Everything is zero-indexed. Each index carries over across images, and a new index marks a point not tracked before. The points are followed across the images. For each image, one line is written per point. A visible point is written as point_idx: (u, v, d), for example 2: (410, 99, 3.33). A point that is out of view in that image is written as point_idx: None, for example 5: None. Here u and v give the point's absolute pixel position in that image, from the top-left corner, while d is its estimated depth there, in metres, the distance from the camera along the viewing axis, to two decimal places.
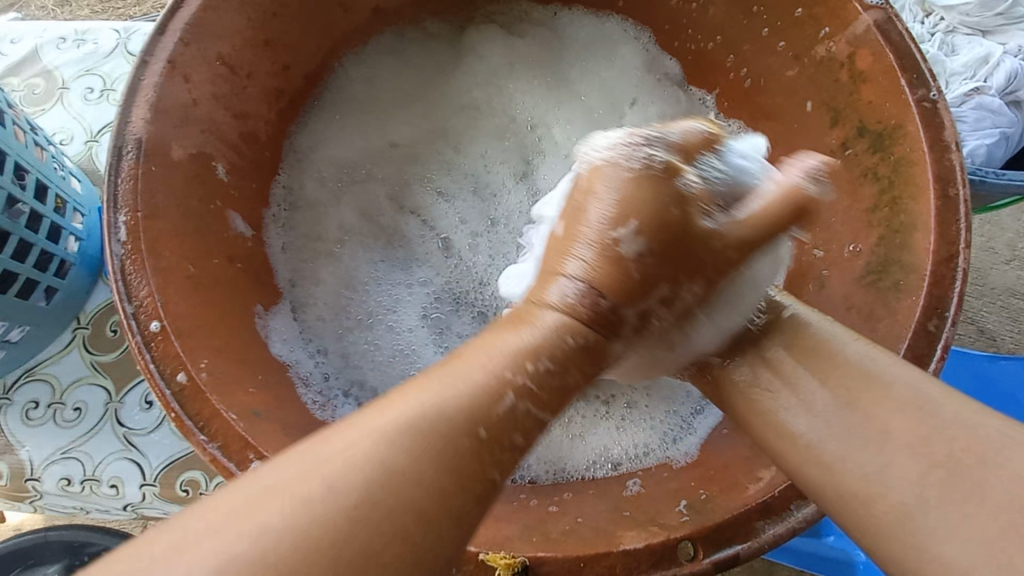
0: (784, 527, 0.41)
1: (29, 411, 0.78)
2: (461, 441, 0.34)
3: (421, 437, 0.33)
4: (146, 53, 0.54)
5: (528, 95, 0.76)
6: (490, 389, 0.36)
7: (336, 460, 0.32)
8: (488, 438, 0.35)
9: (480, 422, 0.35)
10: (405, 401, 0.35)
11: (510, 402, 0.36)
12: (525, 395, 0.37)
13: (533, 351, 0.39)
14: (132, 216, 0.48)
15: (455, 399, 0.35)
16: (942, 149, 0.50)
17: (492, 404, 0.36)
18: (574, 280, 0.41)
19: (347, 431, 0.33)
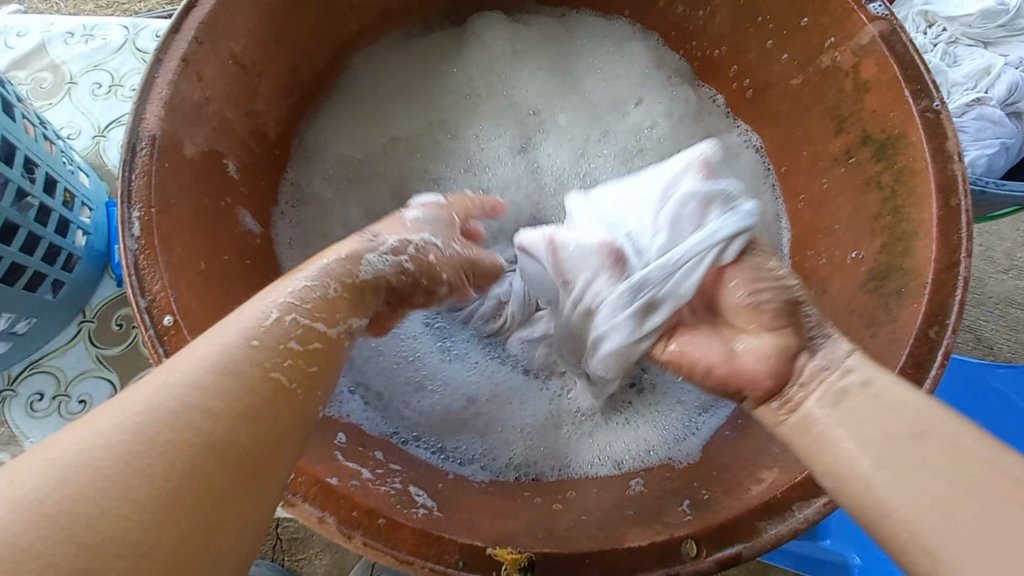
0: (789, 527, 0.42)
1: (34, 403, 0.78)
2: (256, 381, 0.36)
3: (217, 380, 0.35)
4: (160, 51, 0.54)
5: (529, 83, 0.76)
6: (246, 342, 0.37)
7: (149, 403, 0.33)
8: (286, 382, 0.37)
9: (278, 360, 0.37)
10: (203, 351, 0.36)
11: (291, 328, 0.39)
12: (308, 339, 0.40)
13: (319, 296, 0.42)
14: (146, 211, 0.49)
15: (225, 360, 0.36)
16: (945, 159, 0.51)
17: (261, 326, 0.38)
18: (382, 254, 0.47)
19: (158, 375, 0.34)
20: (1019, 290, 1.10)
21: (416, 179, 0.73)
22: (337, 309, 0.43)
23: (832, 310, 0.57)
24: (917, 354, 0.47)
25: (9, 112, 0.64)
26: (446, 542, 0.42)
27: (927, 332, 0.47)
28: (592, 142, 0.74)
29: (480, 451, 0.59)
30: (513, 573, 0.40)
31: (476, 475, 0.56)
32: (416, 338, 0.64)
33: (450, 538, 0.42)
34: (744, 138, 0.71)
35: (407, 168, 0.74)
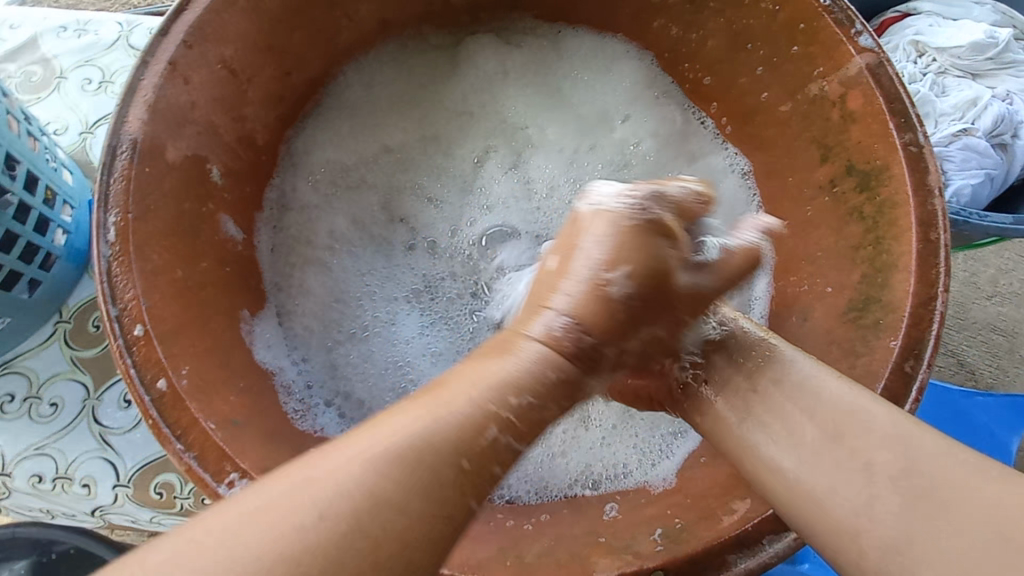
0: (755, 562, 0.42)
1: (4, 405, 0.77)
2: (448, 476, 0.36)
3: (405, 472, 0.35)
4: (147, 55, 0.54)
5: (521, 102, 0.77)
6: (479, 429, 0.37)
7: (343, 477, 0.34)
8: (473, 502, 0.36)
9: (473, 448, 0.37)
10: (401, 422, 0.37)
11: (485, 436, 0.37)
12: (508, 428, 0.38)
13: (525, 409, 0.40)
14: (122, 217, 0.48)
15: (427, 435, 0.36)
16: (926, 194, 0.51)
17: (488, 409, 0.38)
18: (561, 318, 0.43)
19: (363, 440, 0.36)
20: (1001, 317, 1.11)
21: (405, 186, 0.74)
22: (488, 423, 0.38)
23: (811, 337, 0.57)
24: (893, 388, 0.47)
25: None
26: None
27: (903, 366, 0.47)
28: (582, 152, 0.75)
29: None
30: None
31: None
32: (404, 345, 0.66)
33: None
34: (732, 160, 0.71)
35: (397, 180, 0.74)
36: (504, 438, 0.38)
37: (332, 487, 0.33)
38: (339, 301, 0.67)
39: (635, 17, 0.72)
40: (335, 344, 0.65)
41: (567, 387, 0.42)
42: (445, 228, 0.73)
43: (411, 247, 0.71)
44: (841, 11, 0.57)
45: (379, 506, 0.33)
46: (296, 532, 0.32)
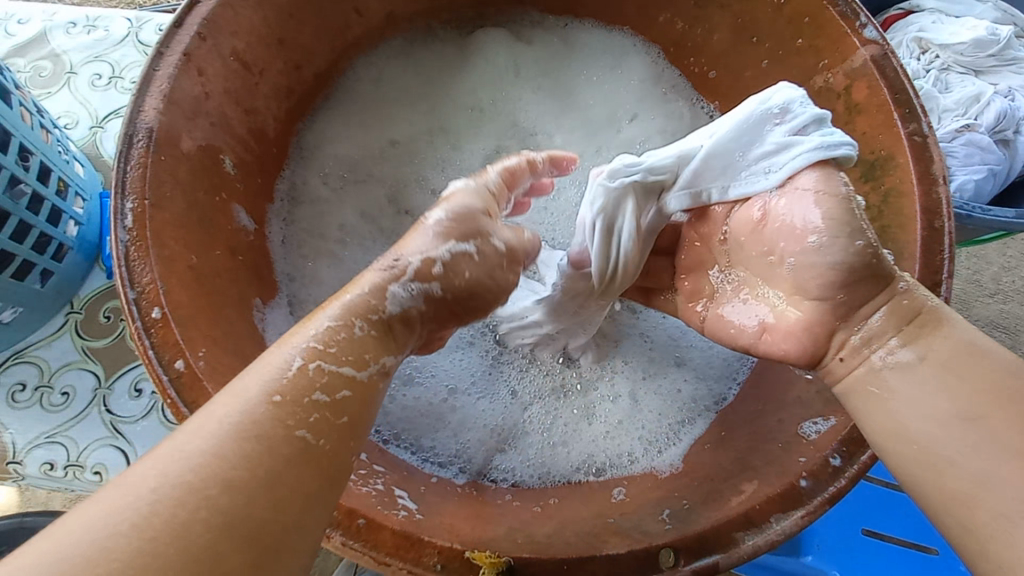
0: (764, 539, 0.42)
1: (16, 393, 0.77)
2: (284, 445, 0.36)
3: (236, 429, 0.35)
4: (162, 45, 0.54)
5: (529, 97, 0.78)
6: (290, 373, 0.38)
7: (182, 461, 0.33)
8: (313, 438, 0.37)
9: (302, 416, 0.37)
10: (223, 410, 0.36)
11: (317, 376, 0.39)
12: (336, 388, 0.39)
13: (352, 342, 0.42)
14: (139, 203, 0.49)
15: (246, 423, 0.36)
16: (931, 182, 0.52)
17: (283, 379, 0.38)
18: (409, 285, 0.46)
19: (197, 430, 0.35)
20: (1004, 314, 1.12)
21: (414, 179, 0.74)
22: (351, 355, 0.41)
23: None
24: None
25: (6, 100, 0.64)
26: (423, 544, 0.42)
27: None
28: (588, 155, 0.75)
29: (454, 450, 0.59)
30: None
31: (456, 478, 0.57)
32: None
33: (428, 540, 0.42)
34: None
35: (402, 173, 0.74)
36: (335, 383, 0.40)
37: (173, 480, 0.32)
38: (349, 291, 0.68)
39: (642, 11, 0.73)
40: None
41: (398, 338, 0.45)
42: None
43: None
44: (845, 4, 0.58)
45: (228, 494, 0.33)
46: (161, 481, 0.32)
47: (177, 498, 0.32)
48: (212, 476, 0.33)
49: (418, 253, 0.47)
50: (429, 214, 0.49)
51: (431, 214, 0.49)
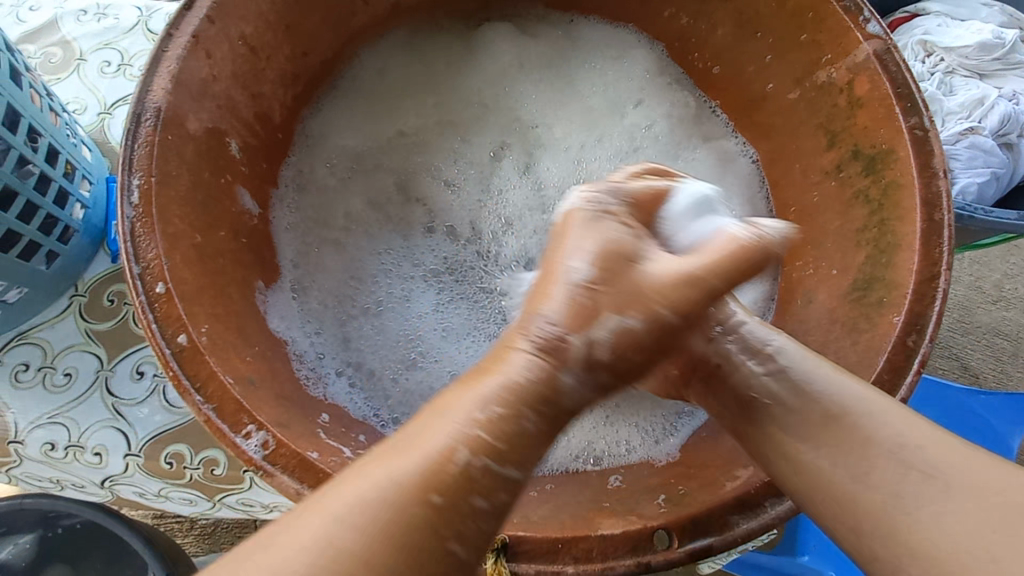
0: (757, 523, 0.43)
1: (19, 373, 0.78)
2: (418, 517, 0.36)
3: (394, 508, 0.36)
4: (171, 27, 0.55)
5: (534, 90, 0.78)
6: (451, 457, 0.38)
7: (334, 513, 0.35)
8: (461, 551, 0.36)
9: (440, 482, 0.37)
10: (378, 473, 0.37)
11: (467, 463, 0.38)
12: (481, 464, 0.38)
13: (496, 422, 0.39)
14: (146, 180, 0.49)
15: (396, 487, 0.36)
16: (930, 175, 0.52)
17: (447, 462, 0.37)
18: (535, 342, 0.43)
19: (352, 486, 0.36)
20: (1006, 320, 1.12)
21: (419, 168, 0.75)
22: (512, 438, 0.39)
23: (816, 318, 0.58)
24: (893, 361, 0.48)
25: (16, 80, 0.65)
26: None
27: (905, 340, 0.48)
28: (589, 148, 0.76)
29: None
30: (483, 553, 0.41)
31: None
32: (415, 320, 0.68)
33: None
34: (741, 148, 0.72)
35: (412, 160, 0.75)
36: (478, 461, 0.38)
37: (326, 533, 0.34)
38: (354, 277, 0.69)
39: (647, 6, 0.74)
40: (347, 318, 0.66)
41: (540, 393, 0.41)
42: (461, 210, 0.74)
43: (430, 230, 0.73)
44: None
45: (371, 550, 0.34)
46: (306, 543, 0.34)
47: (331, 547, 0.34)
48: (356, 534, 0.34)
49: (558, 321, 0.43)
50: (569, 267, 0.45)
51: (568, 264, 0.45)
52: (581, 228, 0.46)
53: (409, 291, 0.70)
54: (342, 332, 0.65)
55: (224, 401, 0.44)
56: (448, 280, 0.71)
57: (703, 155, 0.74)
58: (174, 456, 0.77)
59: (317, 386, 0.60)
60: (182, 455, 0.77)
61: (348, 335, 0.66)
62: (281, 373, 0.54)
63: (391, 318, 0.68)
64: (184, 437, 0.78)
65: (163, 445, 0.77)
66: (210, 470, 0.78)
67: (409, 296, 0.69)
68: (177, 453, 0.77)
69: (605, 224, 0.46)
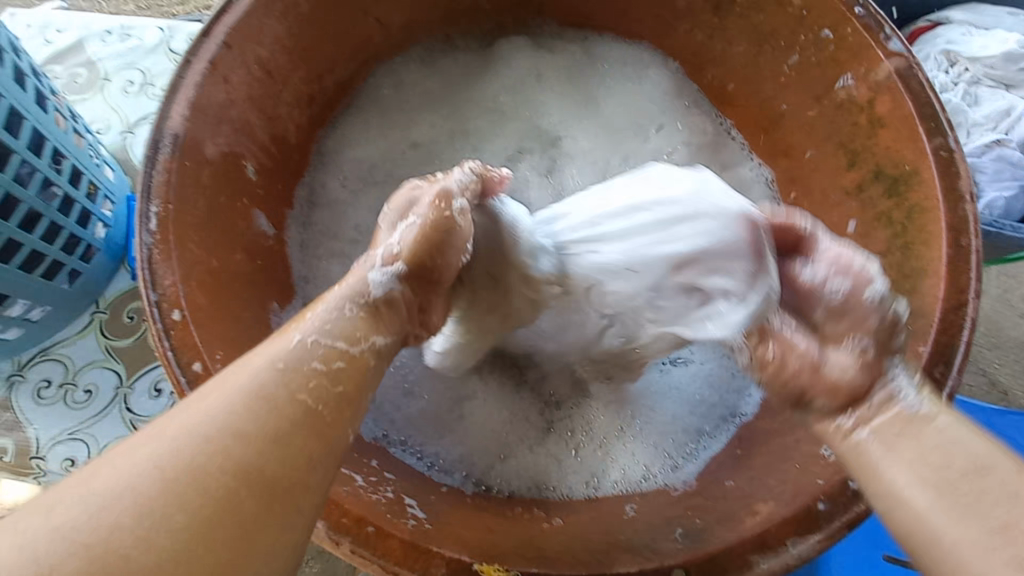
0: (778, 563, 0.41)
1: (42, 390, 0.80)
2: (303, 402, 0.36)
3: (248, 389, 0.35)
4: (190, 54, 0.56)
5: (548, 108, 0.78)
6: (291, 391, 0.36)
7: (188, 426, 0.32)
8: (316, 404, 0.36)
9: (303, 381, 0.37)
10: (241, 373, 0.36)
11: (309, 351, 0.39)
12: (332, 357, 0.39)
13: (341, 324, 0.41)
14: (163, 207, 0.50)
15: (258, 385, 0.35)
16: (957, 199, 0.51)
17: (287, 350, 0.38)
18: (382, 269, 0.46)
19: (209, 390, 0.35)
20: None
21: None
22: (358, 334, 0.42)
23: None
24: None
25: (42, 105, 0.66)
26: (432, 554, 0.42)
27: (932, 371, 0.46)
28: (609, 170, 0.75)
29: (456, 454, 0.59)
30: None
31: (466, 488, 0.57)
32: None
33: (438, 551, 0.42)
34: (757, 171, 0.71)
35: (425, 172, 0.75)
36: (312, 339, 0.39)
37: (192, 435, 0.32)
38: None
39: (662, 22, 0.73)
40: None
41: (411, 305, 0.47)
42: None
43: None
44: (869, 15, 0.57)
45: (247, 450, 0.32)
46: (187, 431, 0.32)
47: (180, 458, 0.31)
48: (224, 431, 0.32)
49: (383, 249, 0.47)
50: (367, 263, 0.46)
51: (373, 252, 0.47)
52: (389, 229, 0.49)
53: None
54: None
55: None
56: None
57: None
58: None
59: None
60: None
61: None
62: None
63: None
64: None
65: None
66: None
67: None
68: None
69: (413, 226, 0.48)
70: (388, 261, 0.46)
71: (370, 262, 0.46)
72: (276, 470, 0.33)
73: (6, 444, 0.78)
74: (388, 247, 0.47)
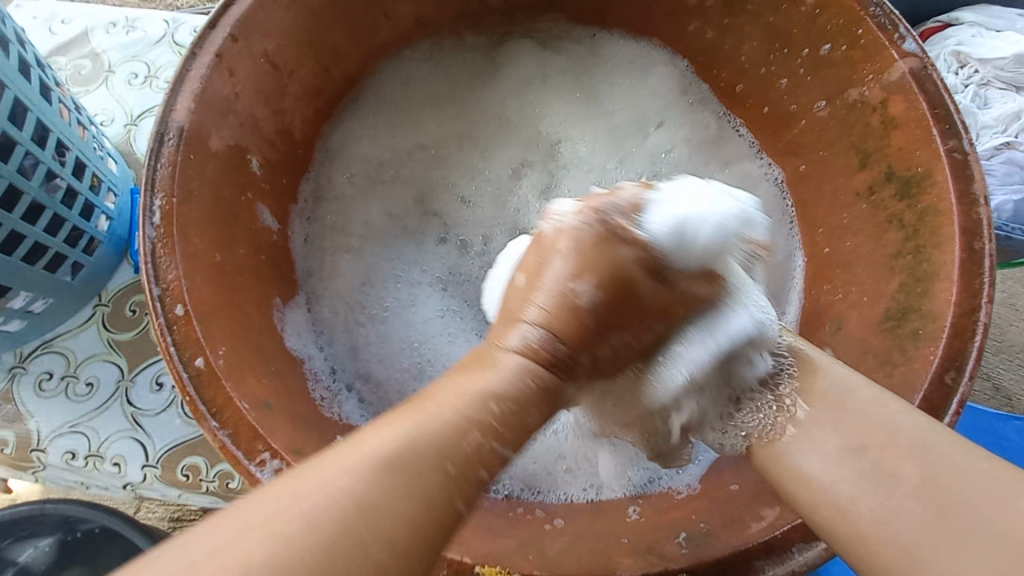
0: (784, 569, 0.41)
1: (43, 382, 0.79)
2: (441, 500, 0.33)
3: (410, 487, 0.32)
4: (196, 46, 0.55)
5: (558, 107, 0.77)
6: (462, 434, 0.35)
7: (319, 495, 0.30)
8: (465, 512, 0.34)
9: (463, 487, 0.34)
10: (379, 447, 0.33)
11: (474, 467, 0.35)
12: (492, 466, 0.36)
13: (501, 405, 0.38)
14: (168, 201, 0.50)
15: (418, 483, 0.32)
16: (971, 202, 0.50)
17: (458, 447, 0.35)
18: (535, 355, 0.41)
19: (362, 454, 0.32)
20: None
21: (437, 182, 0.75)
22: (501, 431, 0.37)
23: (846, 348, 0.56)
24: (930, 400, 0.46)
25: (45, 96, 0.66)
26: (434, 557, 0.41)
27: (943, 377, 0.46)
28: (615, 167, 0.74)
29: None
30: None
31: (466, 489, 0.56)
32: (418, 329, 0.68)
33: (440, 553, 0.42)
34: (766, 170, 0.70)
35: (432, 176, 0.75)
36: (487, 442, 0.36)
37: (334, 520, 0.29)
38: (368, 285, 0.69)
39: (672, 20, 0.72)
40: (357, 326, 0.66)
41: (545, 396, 0.41)
42: (476, 222, 0.74)
43: (442, 239, 0.72)
44: (884, 15, 0.56)
45: (399, 561, 0.30)
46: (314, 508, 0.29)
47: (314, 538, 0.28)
48: (376, 525, 0.30)
49: (543, 320, 0.42)
50: (518, 338, 0.42)
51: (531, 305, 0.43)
52: (557, 235, 0.45)
53: (415, 300, 0.69)
54: (350, 341, 0.65)
55: (240, 427, 0.44)
56: (447, 284, 0.71)
57: (723, 183, 0.72)
58: (190, 468, 0.77)
59: (332, 406, 0.60)
60: (197, 467, 0.77)
61: (356, 345, 0.65)
62: (297, 393, 0.54)
63: (396, 323, 0.67)
64: (200, 449, 0.78)
65: (180, 456, 0.78)
66: (225, 483, 0.78)
67: (416, 305, 0.69)
68: (192, 465, 0.77)
69: (573, 227, 0.44)
70: (541, 341, 0.42)
71: (520, 341, 0.42)
72: (416, 548, 0.31)
73: (7, 436, 0.78)
74: (530, 323, 0.42)
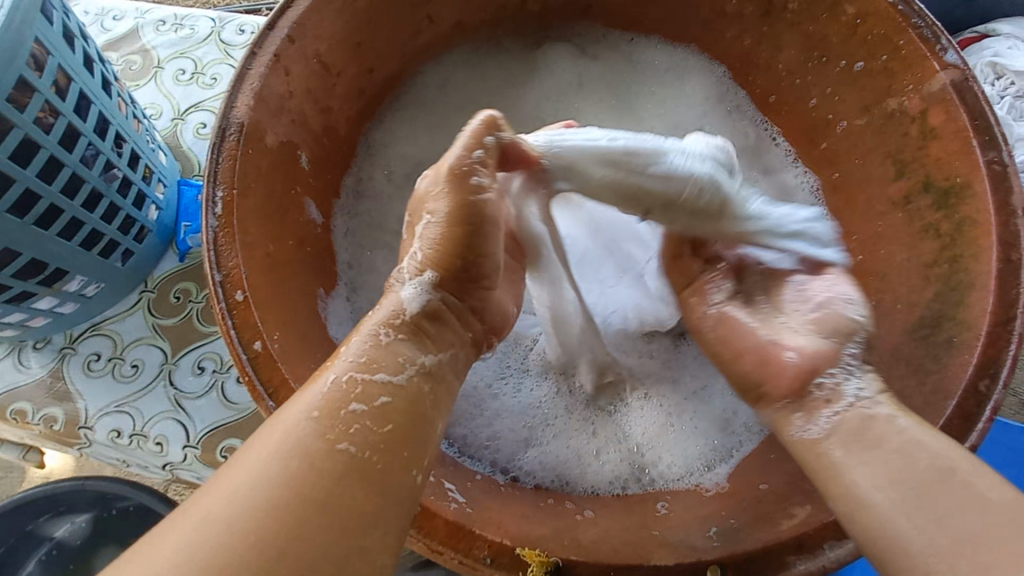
0: (817, 565, 0.42)
1: (91, 362, 0.83)
2: (320, 459, 0.38)
3: (280, 469, 0.37)
4: (254, 46, 0.58)
5: (593, 108, 0.80)
6: (340, 399, 0.41)
7: (234, 492, 0.36)
8: (356, 455, 0.39)
9: (343, 430, 0.40)
10: (269, 443, 0.39)
11: (354, 390, 0.42)
12: (375, 405, 0.41)
13: (359, 348, 0.44)
14: (228, 192, 0.52)
15: (295, 443, 0.38)
16: (1010, 214, 0.50)
17: (321, 399, 0.41)
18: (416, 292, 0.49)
19: (257, 450, 0.38)
20: None
21: None
22: (382, 363, 0.44)
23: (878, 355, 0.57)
24: (964, 407, 0.47)
25: (106, 90, 0.69)
26: (476, 537, 0.43)
27: (978, 386, 0.47)
28: None
29: (487, 441, 0.61)
30: None
31: (497, 476, 0.58)
32: None
33: (481, 534, 0.43)
34: (801, 179, 0.71)
35: None
36: (352, 382, 0.42)
37: (242, 510, 0.35)
38: None
39: (710, 27, 0.73)
40: None
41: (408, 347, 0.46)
42: None
43: None
44: (927, 26, 0.57)
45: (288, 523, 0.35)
46: (266, 460, 0.38)
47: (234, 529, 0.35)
48: (258, 510, 0.35)
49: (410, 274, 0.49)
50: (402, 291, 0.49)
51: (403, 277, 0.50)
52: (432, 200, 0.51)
53: None
54: None
55: None
56: None
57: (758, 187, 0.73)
58: (228, 449, 0.80)
59: None
60: (235, 449, 0.81)
61: None
62: None
63: None
64: (239, 432, 0.81)
65: (219, 438, 0.81)
66: None
67: None
68: (231, 447, 0.81)
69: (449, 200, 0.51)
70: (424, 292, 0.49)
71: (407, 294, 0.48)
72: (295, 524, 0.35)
73: (56, 413, 0.81)
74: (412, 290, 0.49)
